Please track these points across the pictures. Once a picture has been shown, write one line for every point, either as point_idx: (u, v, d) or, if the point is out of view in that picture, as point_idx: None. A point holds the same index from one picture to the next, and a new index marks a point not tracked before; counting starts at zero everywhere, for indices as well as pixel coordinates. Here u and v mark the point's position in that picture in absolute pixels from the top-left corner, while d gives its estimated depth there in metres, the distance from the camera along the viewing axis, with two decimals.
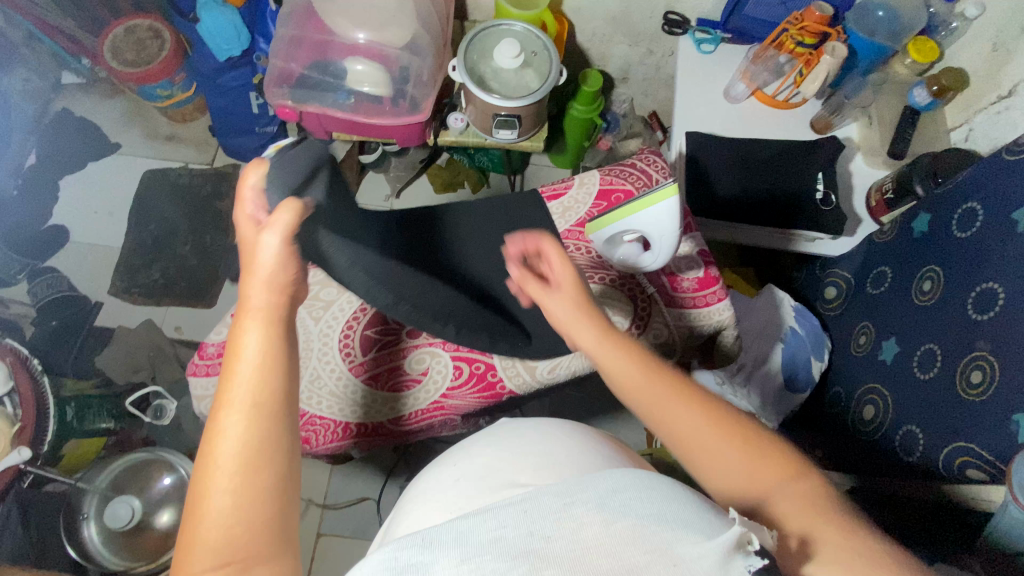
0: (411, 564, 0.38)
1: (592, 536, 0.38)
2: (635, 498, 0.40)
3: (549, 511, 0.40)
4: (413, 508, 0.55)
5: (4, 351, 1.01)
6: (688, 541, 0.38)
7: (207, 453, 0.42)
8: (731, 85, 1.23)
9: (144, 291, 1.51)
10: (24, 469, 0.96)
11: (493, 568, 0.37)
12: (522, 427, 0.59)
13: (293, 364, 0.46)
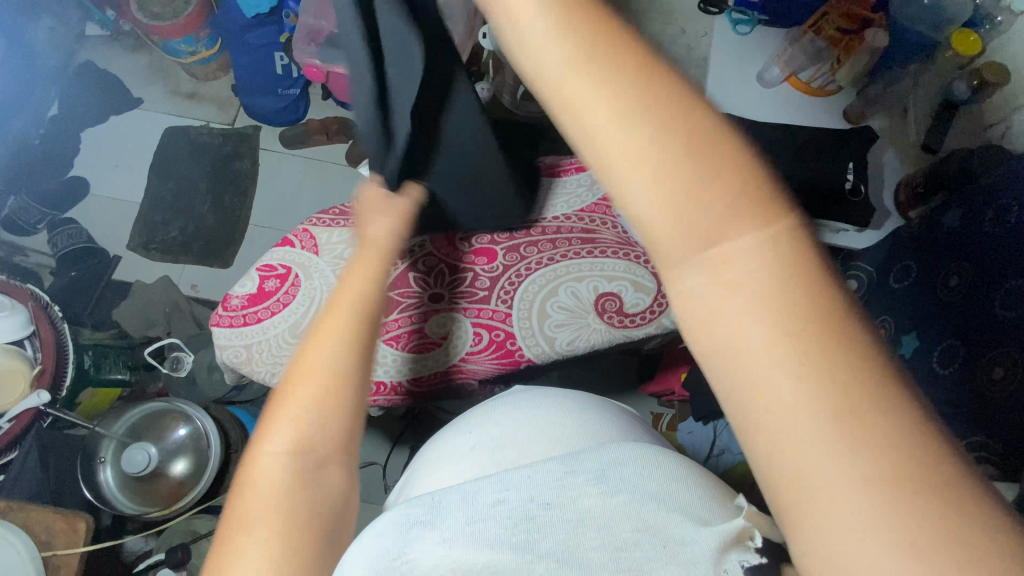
0: (417, 521, 0.38)
1: (589, 506, 0.37)
2: (636, 475, 0.38)
3: (548, 477, 0.38)
4: (428, 473, 0.55)
5: (27, 298, 1.03)
6: (684, 524, 0.36)
7: (267, 430, 0.49)
8: (765, 68, 1.21)
9: (162, 247, 1.51)
10: (43, 410, 0.98)
11: (495, 533, 0.36)
12: (539, 397, 0.58)
13: (361, 357, 0.53)
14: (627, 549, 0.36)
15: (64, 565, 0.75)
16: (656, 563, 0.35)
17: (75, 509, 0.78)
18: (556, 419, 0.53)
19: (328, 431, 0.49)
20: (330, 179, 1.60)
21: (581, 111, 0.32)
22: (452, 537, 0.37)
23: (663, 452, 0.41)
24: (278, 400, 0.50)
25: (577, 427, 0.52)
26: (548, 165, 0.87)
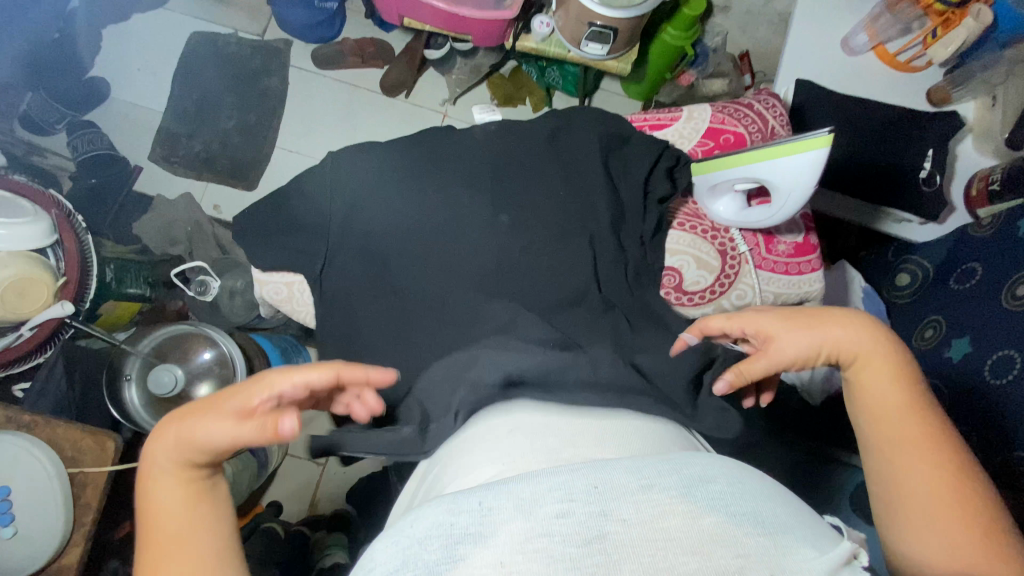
0: (466, 534, 0.33)
1: (677, 522, 0.32)
2: (725, 496, 0.34)
3: (625, 492, 0.34)
4: (455, 455, 0.49)
5: (49, 204, 1.00)
6: (790, 548, 0.32)
7: None
8: (851, 35, 1.10)
9: (184, 162, 1.45)
10: (68, 322, 0.98)
11: (564, 552, 0.31)
12: (576, 387, 0.53)
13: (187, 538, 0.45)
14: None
15: (91, 481, 0.75)
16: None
17: (103, 429, 0.77)
18: (617, 422, 0.49)
19: None
20: (361, 106, 1.51)
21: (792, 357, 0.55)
22: (513, 552, 0.31)
23: (752, 473, 0.38)
24: None
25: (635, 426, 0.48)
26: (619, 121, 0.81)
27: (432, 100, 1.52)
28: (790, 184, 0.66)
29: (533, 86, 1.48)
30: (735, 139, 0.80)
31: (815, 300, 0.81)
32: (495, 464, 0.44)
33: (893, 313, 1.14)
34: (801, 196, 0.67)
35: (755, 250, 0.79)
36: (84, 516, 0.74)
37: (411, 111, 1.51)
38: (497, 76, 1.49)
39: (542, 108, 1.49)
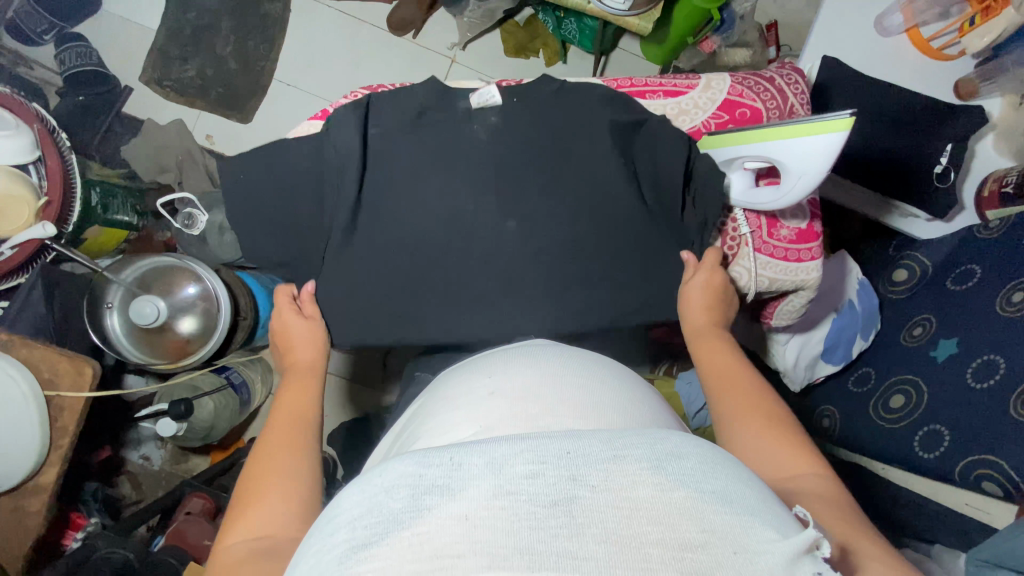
0: (435, 486, 0.32)
1: (645, 496, 0.31)
2: (696, 473, 0.33)
3: (595, 458, 0.33)
4: (434, 416, 0.49)
5: (32, 118, 0.97)
6: (756, 528, 0.31)
7: (241, 499, 0.52)
8: (886, 14, 1.04)
9: (177, 87, 1.39)
10: (48, 245, 0.95)
11: (528, 513, 0.30)
12: (562, 357, 0.54)
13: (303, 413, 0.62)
14: (692, 550, 0.29)
15: (67, 404, 0.75)
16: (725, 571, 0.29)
17: (80, 354, 0.76)
18: (596, 386, 0.49)
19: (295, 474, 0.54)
20: (365, 43, 1.44)
21: (712, 343, 0.66)
22: (478, 507, 0.31)
23: (729, 457, 0.37)
24: (259, 462, 0.55)
25: (612, 396, 0.48)
26: (633, 82, 0.77)
27: (441, 44, 1.45)
28: (803, 168, 0.64)
29: (547, 38, 1.41)
30: (751, 114, 0.76)
31: (808, 289, 0.80)
32: (473, 425, 0.45)
33: (884, 308, 1.13)
34: (811, 182, 0.65)
35: (756, 233, 0.77)
36: (60, 440, 0.74)
37: (418, 54, 1.44)
38: (510, 23, 1.42)
39: (554, 63, 1.44)
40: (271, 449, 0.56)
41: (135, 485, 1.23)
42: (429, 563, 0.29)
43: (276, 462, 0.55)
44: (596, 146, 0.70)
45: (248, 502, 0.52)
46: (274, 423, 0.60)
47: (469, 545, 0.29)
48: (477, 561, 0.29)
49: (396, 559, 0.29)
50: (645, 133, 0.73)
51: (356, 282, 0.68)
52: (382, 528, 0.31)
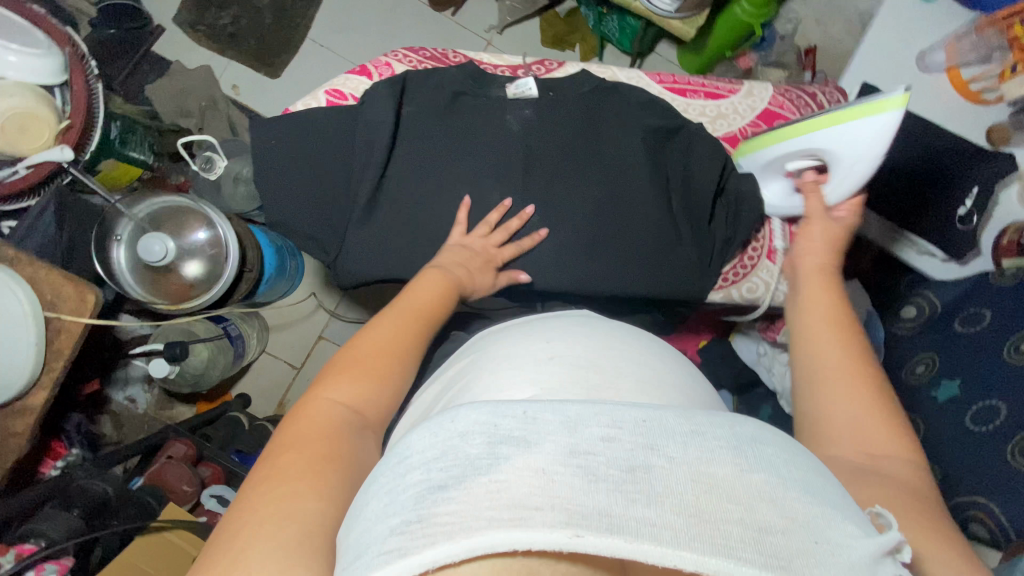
0: (512, 436, 0.32)
1: (725, 476, 0.31)
2: (777, 459, 0.33)
3: (675, 433, 0.33)
4: (486, 380, 0.49)
5: (63, 40, 0.97)
6: (840, 525, 0.30)
7: (312, 394, 0.49)
8: (929, 50, 1.03)
9: (210, 32, 1.38)
10: (65, 168, 0.95)
11: (605, 476, 0.30)
12: (609, 335, 0.55)
13: (408, 338, 0.55)
14: (770, 534, 0.29)
15: (65, 329, 0.74)
16: (805, 558, 0.28)
17: (85, 280, 0.75)
18: (630, 372, 0.49)
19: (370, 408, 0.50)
20: (402, 14, 1.43)
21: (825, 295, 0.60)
22: (557, 465, 0.30)
23: (805, 448, 0.36)
24: (344, 365, 0.51)
25: (642, 382, 0.48)
26: (676, 79, 0.75)
27: (479, 25, 1.44)
28: (856, 153, 0.61)
29: (586, 33, 1.41)
30: (788, 127, 0.75)
31: None
32: (533, 391, 0.45)
33: (890, 342, 1.13)
34: (864, 168, 0.61)
35: (777, 246, 0.76)
36: (55, 363, 0.74)
37: (453, 31, 1.43)
38: (551, 13, 1.41)
39: (589, 59, 1.43)
40: (374, 353, 0.52)
41: (117, 426, 1.21)
42: (505, 512, 0.29)
43: (358, 375, 0.51)
44: (635, 136, 0.70)
45: (313, 398, 0.48)
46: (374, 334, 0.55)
47: (545, 500, 0.29)
48: (554, 516, 0.28)
49: (473, 504, 0.29)
50: (683, 131, 0.72)
51: (376, 243, 0.68)
52: (456, 473, 0.31)
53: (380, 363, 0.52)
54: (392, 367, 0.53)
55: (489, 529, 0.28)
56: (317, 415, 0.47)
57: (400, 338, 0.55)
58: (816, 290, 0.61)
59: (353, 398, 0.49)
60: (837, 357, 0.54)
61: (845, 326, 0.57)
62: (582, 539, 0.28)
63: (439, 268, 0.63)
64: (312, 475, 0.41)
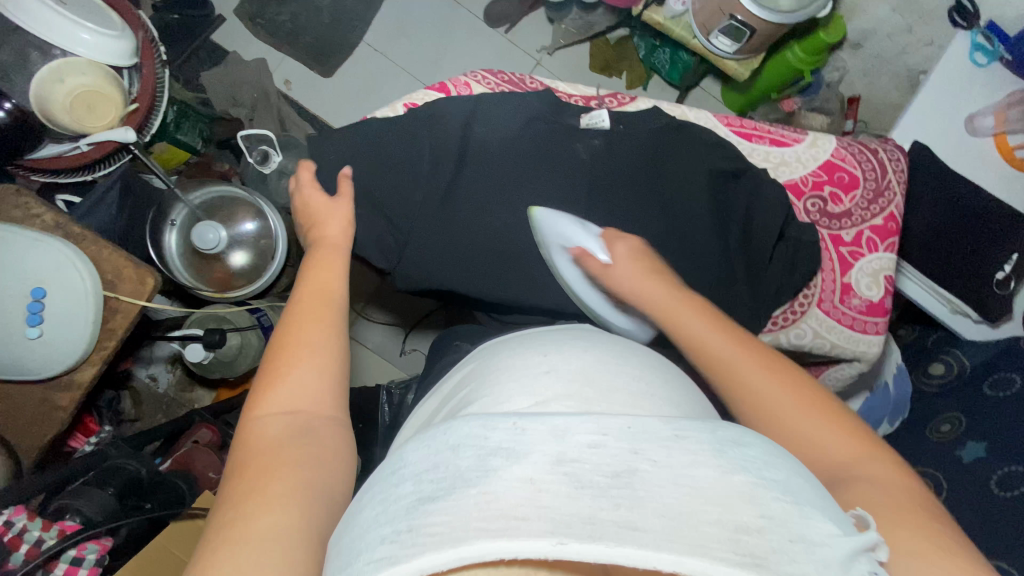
0: (501, 448, 0.33)
1: (706, 479, 0.32)
2: (756, 461, 0.34)
3: (656, 436, 0.34)
4: (488, 387, 0.49)
5: (136, 25, 1.00)
6: (817, 524, 0.31)
7: (249, 415, 0.48)
8: (980, 114, 1.05)
9: (269, 27, 1.40)
10: (127, 148, 0.98)
11: (590, 480, 0.31)
12: (648, 358, 0.55)
13: (315, 321, 0.55)
14: (748, 532, 0.29)
15: (122, 310, 0.75)
16: (783, 555, 0.29)
17: (146, 264, 0.77)
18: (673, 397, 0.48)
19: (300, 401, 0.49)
20: (458, 27, 1.45)
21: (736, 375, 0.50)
22: (543, 471, 0.31)
23: (789, 458, 0.36)
24: (268, 378, 0.51)
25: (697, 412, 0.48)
26: (743, 124, 0.78)
27: (531, 45, 1.46)
28: None
29: (635, 62, 1.43)
30: (849, 180, 0.77)
31: (867, 362, 0.79)
32: (530, 400, 0.45)
33: (916, 398, 1.13)
34: None
35: (829, 294, 0.76)
36: (108, 341, 0.75)
37: (505, 48, 1.46)
38: (602, 39, 1.44)
39: (635, 87, 1.45)
40: (291, 350, 0.52)
41: (135, 402, 1.20)
42: (493, 521, 0.29)
43: (283, 376, 0.51)
44: (699, 177, 0.71)
45: (251, 418, 0.48)
46: (284, 332, 0.54)
47: (533, 509, 0.29)
48: (541, 524, 0.29)
49: (460, 513, 0.30)
50: (743, 175, 0.74)
51: (437, 257, 0.70)
52: (446, 485, 0.32)
53: (292, 359, 0.52)
54: (312, 357, 0.52)
55: (473, 537, 0.29)
56: (260, 431, 0.47)
57: (309, 330, 0.54)
58: (733, 365, 0.51)
59: (287, 401, 0.49)
60: (847, 478, 0.43)
61: (783, 396, 0.48)
62: (566, 547, 0.28)
63: (321, 245, 0.64)
64: (264, 491, 0.41)
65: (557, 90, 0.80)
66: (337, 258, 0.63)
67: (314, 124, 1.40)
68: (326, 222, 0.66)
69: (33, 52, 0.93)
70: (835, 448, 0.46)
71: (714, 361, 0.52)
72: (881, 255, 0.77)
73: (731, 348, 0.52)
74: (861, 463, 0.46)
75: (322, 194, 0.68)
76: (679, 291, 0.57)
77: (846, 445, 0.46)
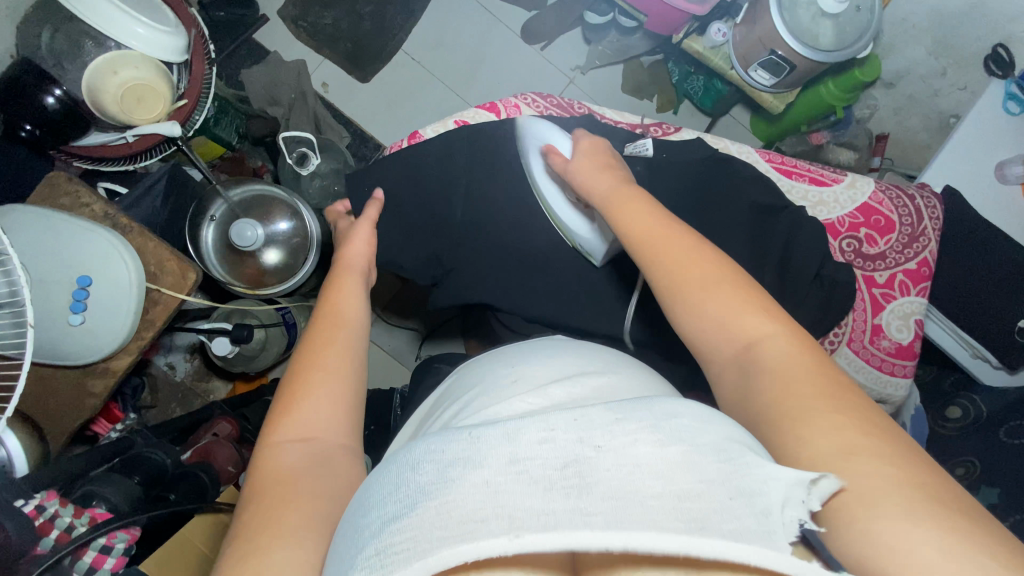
0: (457, 459, 0.32)
1: (645, 454, 0.30)
2: (692, 428, 0.32)
3: (600, 421, 0.32)
4: (465, 401, 0.49)
5: (190, 23, 1.02)
6: (756, 470, 0.32)
7: (262, 447, 0.48)
8: (1009, 162, 1.05)
9: (310, 29, 1.42)
10: (172, 141, 1.00)
11: (540, 475, 0.30)
12: (661, 379, 0.54)
13: (324, 343, 0.54)
14: (691, 498, 0.29)
15: (162, 302, 0.77)
16: (721, 514, 0.29)
17: (189, 259, 0.79)
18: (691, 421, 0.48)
19: (306, 426, 0.48)
20: (495, 42, 1.48)
21: (695, 280, 0.50)
22: (498, 473, 0.30)
23: (721, 422, 0.35)
24: (279, 412, 0.49)
25: None
26: (784, 161, 0.81)
27: (565, 63, 1.48)
28: None
29: (666, 87, 1.45)
30: (886, 224, 0.79)
31: (891, 404, 0.79)
32: (510, 406, 0.44)
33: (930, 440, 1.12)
34: None
35: (859, 334, 0.77)
36: (148, 331, 0.77)
37: (541, 65, 1.48)
38: (636, 62, 1.46)
39: (665, 110, 1.47)
40: (305, 376, 0.51)
41: (153, 390, 1.23)
42: (454, 528, 0.29)
43: (289, 399, 0.50)
44: (737, 211, 0.73)
45: (264, 448, 0.47)
46: (297, 358, 0.54)
47: (491, 510, 0.29)
48: (497, 534, 0.28)
49: (424, 527, 0.29)
50: (783, 211, 0.75)
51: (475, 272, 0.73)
52: (410, 502, 0.31)
53: (291, 387, 0.51)
54: (329, 386, 0.51)
55: (438, 548, 0.28)
56: (277, 464, 0.46)
57: (326, 353, 0.53)
58: (658, 247, 0.53)
59: (298, 429, 0.48)
60: (801, 379, 0.43)
61: (736, 289, 0.49)
62: (523, 540, 0.28)
63: (345, 263, 0.65)
64: (278, 522, 0.41)
65: (603, 116, 0.83)
66: (356, 283, 0.62)
67: (348, 128, 1.42)
68: (346, 246, 0.66)
69: (87, 41, 0.96)
70: (748, 326, 0.47)
71: (641, 246, 0.54)
72: (914, 299, 0.78)
73: (660, 233, 0.54)
74: (767, 341, 0.46)
75: (373, 206, 0.70)
76: (623, 183, 0.59)
77: (758, 324, 0.47)
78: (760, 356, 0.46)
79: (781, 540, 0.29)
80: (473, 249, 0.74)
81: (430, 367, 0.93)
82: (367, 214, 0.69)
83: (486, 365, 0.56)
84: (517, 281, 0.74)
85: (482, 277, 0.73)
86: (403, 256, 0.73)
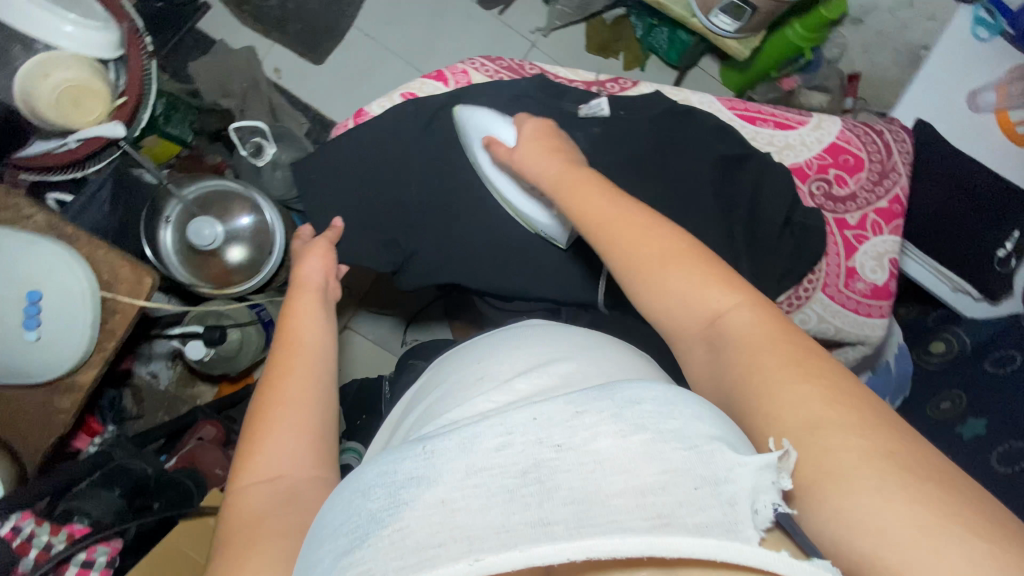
0: (411, 477, 0.30)
1: (606, 449, 0.29)
2: (654, 415, 0.31)
3: (559, 418, 0.30)
4: (433, 402, 0.48)
5: (123, 15, 0.96)
6: (724, 457, 0.29)
7: (232, 498, 0.46)
8: (981, 91, 1.03)
9: (255, 13, 1.36)
10: (119, 143, 0.96)
11: (498, 485, 0.28)
12: (623, 349, 0.53)
13: (284, 372, 0.52)
14: (655, 492, 0.28)
15: (121, 310, 0.75)
16: (691, 506, 0.28)
17: (143, 262, 0.76)
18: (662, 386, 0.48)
19: (268, 467, 0.47)
20: (451, 10, 1.42)
21: (653, 261, 0.48)
22: (454, 489, 0.29)
23: (690, 400, 0.33)
24: (241, 461, 0.48)
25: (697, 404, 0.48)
26: (747, 107, 0.78)
27: (525, 26, 1.43)
28: None
29: (632, 42, 1.41)
30: (854, 162, 0.77)
31: (871, 345, 0.78)
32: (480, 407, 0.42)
33: (916, 376, 1.13)
34: None
35: (833, 277, 0.76)
36: (107, 343, 0.74)
37: (500, 30, 1.43)
38: (597, 20, 1.41)
39: (633, 68, 1.43)
40: (262, 417, 0.49)
41: (137, 400, 1.21)
42: (409, 557, 0.27)
43: (254, 439, 0.48)
44: (704, 164, 0.71)
45: (234, 493, 0.46)
46: (257, 393, 0.52)
47: (449, 532, 0.28)
48: (455, 550, 0.27)
49: (378, 559, 0.28)
50: (748, 158, 0.73)
51: (440, 252, 0.71)
52: (362, 534, 0.30)
53: (252, 428, 0.49)
54: (291, 416, 0.49)
55: None
56: (246, 508, 0.45)
57: (284, 386, 0.51)
58: (612, 229, 0.50)
59: (263, 468, 0.47)
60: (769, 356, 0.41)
61: (696, 261, 0.47)
62: (485, 562, 0.26)
63: (300, 281, 0.62)
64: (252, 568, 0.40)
65: (558, 75, 0.80)
66: (311, 299, 0.59)
67: (306, 113, 1.37)
68: (301, 258, 0.64)
69: (13, 44, 0.90)
70: (704, 300, 0.46)
71: (602, 227, 0.51)
72: (886, 236, 0.76)
73: (623, 211, 0.51)
74: (731, 313, 0.45)
75: (330, 231, 0.68)
76: (573, 166, 0.57)
77: (720, 296, 0.46)
78: (723, 330, 0.44)
79: (747, 531, 0.28)
80: (434, 229, 0.71)
81: (412, 352, 0.92)
82: (321, 238, 0.67)
83: (461, 360, 0.53)
84: (484, 256, 0.71)
85: (445, 256, 0.71)
86: (364, 244, 0.71)
